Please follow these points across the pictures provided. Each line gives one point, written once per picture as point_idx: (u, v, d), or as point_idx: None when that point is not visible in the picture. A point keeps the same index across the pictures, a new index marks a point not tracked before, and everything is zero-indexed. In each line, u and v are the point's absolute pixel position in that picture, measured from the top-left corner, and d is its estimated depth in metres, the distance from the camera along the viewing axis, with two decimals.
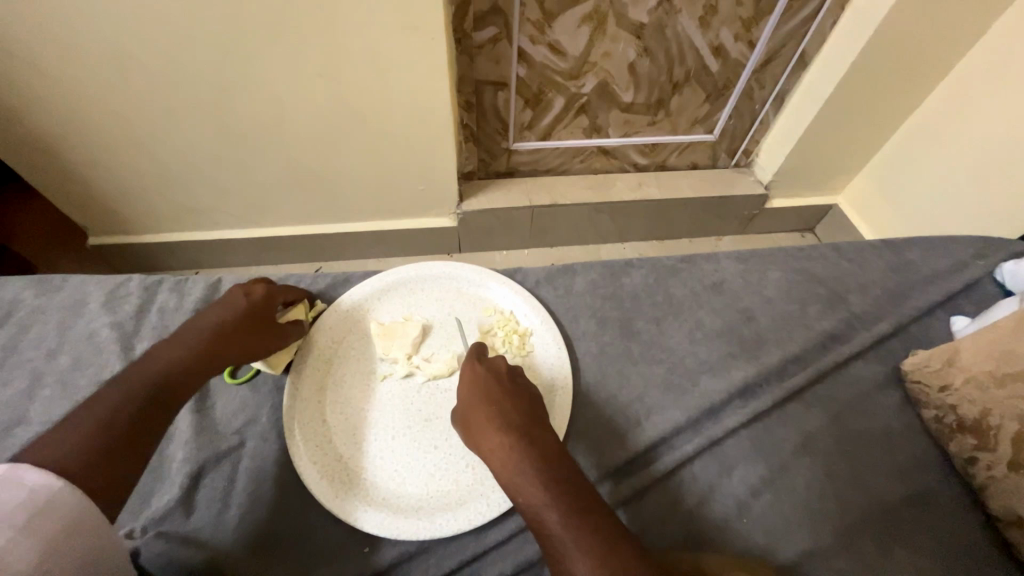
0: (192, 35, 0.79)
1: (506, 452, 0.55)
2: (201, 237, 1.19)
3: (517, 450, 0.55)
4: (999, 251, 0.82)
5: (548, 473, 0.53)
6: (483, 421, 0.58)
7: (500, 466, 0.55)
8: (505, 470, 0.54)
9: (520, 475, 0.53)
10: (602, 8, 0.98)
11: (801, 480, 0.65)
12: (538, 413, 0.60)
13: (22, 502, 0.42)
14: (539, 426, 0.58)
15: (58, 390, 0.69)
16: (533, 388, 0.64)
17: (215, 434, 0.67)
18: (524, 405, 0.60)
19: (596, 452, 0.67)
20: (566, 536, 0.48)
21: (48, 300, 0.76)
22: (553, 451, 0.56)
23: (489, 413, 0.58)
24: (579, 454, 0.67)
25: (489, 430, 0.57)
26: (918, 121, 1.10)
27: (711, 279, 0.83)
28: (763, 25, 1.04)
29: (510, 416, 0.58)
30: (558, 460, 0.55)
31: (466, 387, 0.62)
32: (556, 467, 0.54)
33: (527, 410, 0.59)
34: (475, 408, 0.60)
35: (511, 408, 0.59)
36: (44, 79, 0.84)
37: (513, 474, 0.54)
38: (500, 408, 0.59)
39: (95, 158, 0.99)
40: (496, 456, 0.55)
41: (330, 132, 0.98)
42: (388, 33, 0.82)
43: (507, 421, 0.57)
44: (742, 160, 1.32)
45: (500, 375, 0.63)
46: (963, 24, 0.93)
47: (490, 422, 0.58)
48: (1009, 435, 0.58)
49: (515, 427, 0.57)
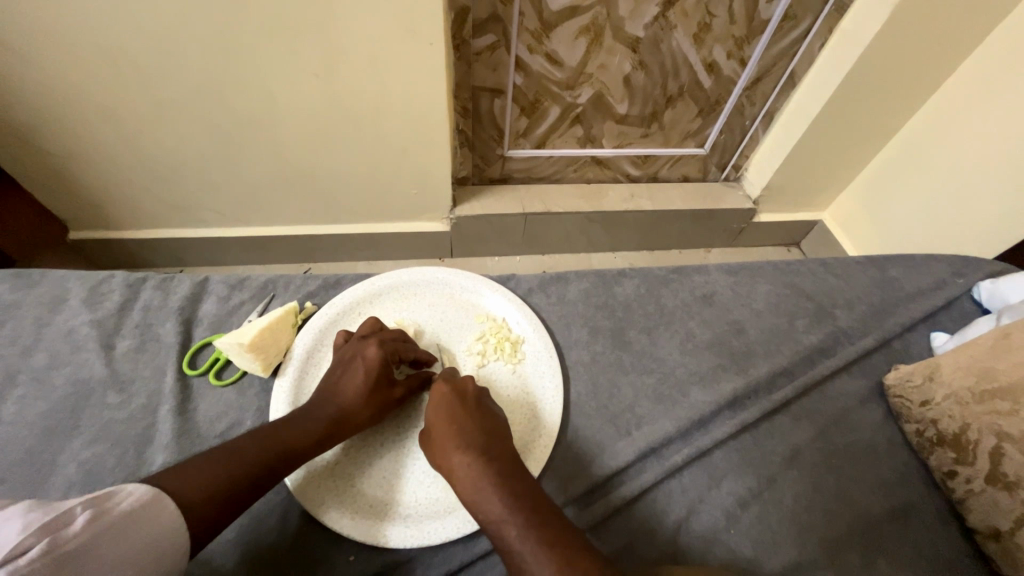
0: (187, 30, 0.79)
1: (466, 469, 0.54)
2: (187, 234, 1.17)
3: (479, 468, 0.54)
4: (977, 270, 0.85)
5: (508, 488, 0.53)
6: (445, 438, 0.57)
7: (460, 484, 0.54)
8: (467, 486, 0.54)
9: (480, 492, 0.53)
10: (599, 21, 1.00)
11: (788, 492, 0.66)
12: (499, 430, 0.59)
13: (127, 512, 0.45)
14: (500, 442, 0.58)
15: (33, 389, 0.66)
16: (495, 406, 0.63)
17: (196, 438, 0.65)
18: (484, 421, 0.59)
19: (575, 469, 0.66)
20: (525, 549, 0.48)
21: (25, 294, 0.74)
22: (513, 466, 0.56)
23: (450, 430, 0.58)
24: (557, 473, 0.66)
25: (450, 448, 0.56)
26: (900, 142, 1.14)
27: (701, 290, 0.84)
28: (755, 43, 1.07)
29: (471, 433, 0.57)
30: (519, 476, 0.55)
31: (429, 407, 0.61)
32: (515, 482, 0.54)
33: (490, 428, 0.59)
34: (436, 425, 0.59)
35: (472, 425, 0.58)
36: (29, 69, 0.82)
37: (473, 492, 0.53)
38: (461, 427, 0.58)
39: (79, 151, 0.96)
40: (458, 474, 0.55)
41: (325, 132, 0.97)
42: (389, 38, 0.83)
43: (468, 438, 0.57)
44: (732, 174, 1.34)
45: (464, 394, 0.62)
46: (946, 49, 0.96)
47: (451, 439, 0.57)
48: (987, 450, 0.60)
49: (476, 444, 0.56)
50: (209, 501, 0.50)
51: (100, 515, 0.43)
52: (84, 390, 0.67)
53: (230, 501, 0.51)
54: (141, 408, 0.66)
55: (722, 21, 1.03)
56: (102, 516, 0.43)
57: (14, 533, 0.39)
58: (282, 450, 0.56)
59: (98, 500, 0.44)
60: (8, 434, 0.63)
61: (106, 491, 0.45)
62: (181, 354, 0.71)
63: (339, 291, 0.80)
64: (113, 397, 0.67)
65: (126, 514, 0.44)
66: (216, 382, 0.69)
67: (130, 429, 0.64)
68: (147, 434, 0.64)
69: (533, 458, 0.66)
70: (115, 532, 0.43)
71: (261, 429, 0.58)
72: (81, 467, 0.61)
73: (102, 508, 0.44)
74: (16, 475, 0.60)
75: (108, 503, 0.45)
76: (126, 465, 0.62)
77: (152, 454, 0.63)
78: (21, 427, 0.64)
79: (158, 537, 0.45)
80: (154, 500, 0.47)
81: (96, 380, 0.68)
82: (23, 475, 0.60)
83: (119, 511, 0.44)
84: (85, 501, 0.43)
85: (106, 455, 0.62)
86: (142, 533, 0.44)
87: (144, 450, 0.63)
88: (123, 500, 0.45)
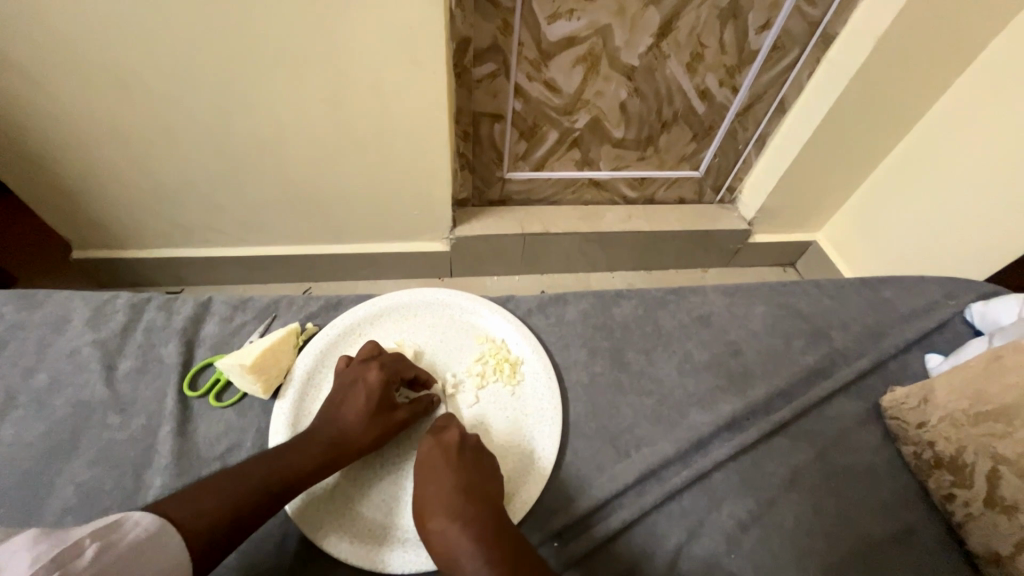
0: (201, 58, 0.82)
1: (445, 536, 0.54)
2: (189, 253, 1.18)
3: (455, 535, 0.54)
4: (969, 292, 0.86)
5: (484, 555, 0.52)
6: (426, 502, 0.58)
7: (440, 552, 0.54)
8: (446, 554, 0.54)
9: (459, 560, 0.53)
10: (596, 51, 1.04)
11: (788, 514, 0.66)
12: (481, 485, 0.59)
13: (134, 542, 0.45)
14: (481, 502, 0.57)
15: (33, 410, 0.67)
16: (486, 459, 0.63)
17: (196, 460, 0.65)
18: (466, 479, 0.59)
19: (568, 497, 0.66)
20: None
21: (30, 315, 0.74)
22: (494, 527, 0.55)
23: (431, 493, 0.58)
24: (541, 507, 0.65)
25: (429, 513, 0.57)
26: (889, 167, 1.17)
27: (698, 311, 0.85)
28: (746, 72, 1.11)
29: (450, 495, 0.57)
30: (500, 539, 0.54)
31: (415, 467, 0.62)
32: (493, 546, 0.53)
33: (469, 486, 0.58)
34: (421, 486, 0.59)
35: (451, 485, 0.58)
36: (46, 94, 0.85)
37: (452, 559, 0.53)
38: (442, 489, 0.58)
39: (88, 173, 0.99)
40: (437, 539, 0.55)
41: (329, 156, 1.00)
42: (393, 67, 0.87)
43: (447, 501, 0.57)
44: (727, 196, 1.37)
45: (447, 450, 0.62)
46: (928, 78, 1.01)
47: (430, 503, 0.57)
48: (984, 473, 0.60)
49: (455, 507, 0.56)
50: (210, 527, 0.50)
51: (108, 546, 0.44)
52: (85, 412, 0.67)
53: (230, 528, 0.51)
54: (141, 429, 0.66)
55: (713, 50, 1.07)
56: (109, 548, 0.44)
57: (23, 567, 0.39)
58: (285, 476, 0.57)
59: (105, 531, 0.44)
60: (8, 456, 0.63)
61: (114, 520, 0.46)
62: (183, 375, 0.71)
63: (341, 311, 0.81)
64: (113, 419, 0.67)
65: (132, 545, 0.45)
66: (216, 403, 0.69)
67: (129, 451, 0.64)
68: (145, 456, 0.64)
69: (520, 498, 0.65)
70: (123, 565, 0.43)
71: (267, 453, 0.58)
72: (80, 490, 0.61)
73: (110, 540, 0.44)
74: (15, 497, 0.60)
75: (115, 534, 0.45)
76: (123, 488, 0.62)
77: (151, 475, 0.63)
78: (20, 449, 0.64)
79: (164, 568, 0.46)
80: (160, 531, 0.47)
81: (97, 401, 0.68)
82: (21, 498, 0.60)
83: (126, 542, 0.45)
84: (93, 531, 0.44)
85: (104, 477, 0.62)
86: (148, 565, 0.45)
87: (143, 472, 0.63)
88: (130, 530, 0.45)
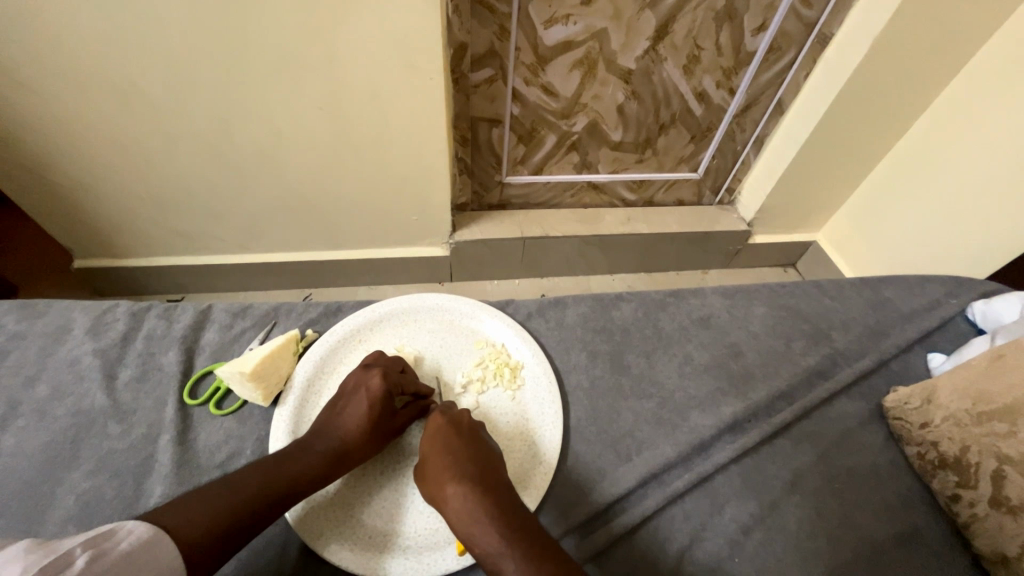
0: (198, 67, 0.83)
1: (461, 501, 0.54)
2: (189, 261, 1.18)
3: (472, 498, 0.54)
4: (971, 291, 0.86)
5: (503, 522, 0.52)
6: (438, 471, 0.58)
7: (455, 517, 0.54)
8: (461, 519, 0.54)
9: (476, 525, 0.53)
10: (592, 54, 1.04)
11: (792, 518, 0.65)
12: (491, 459, 0.60)
13: (124, 552, 0.45)
14: (492, 474, 0.58)
15: (34, 420, 0.67)
16: (490, 438, 0.64)
17: (195, 468, 0.64)
18: (479, 452, 0.60)
19: (572, 500, 0.65)
20: None
21: (30, 325, 0.74)
22: (508, 498, 0.56)
23: (443, 462, 0.58)
24: (553, 502, 0.65)
25: (443, 480, 0.56)
26: (890, 165, 1.17)
27: (699, 313, 0.85)
28: (742, 74, 1.11)
29: (463, 463, 0.57)
30: (514, 509, 0.54)
31: (425, 439, 0.61)
32: (509, 514, 0.53)
33: (482, 457, 0.59)
34: (433, 455, 0.59)
35: (465, 455, 0.59)
36: (46, 105, 0.86)
37: (469, 525, 0.53)
38: (455, 459, 0.58)
39: (87, 182, 0.99)
40: (451, 505, 0.55)
41: (327, 161, 1.00)
42: (391, 73, 0.87)
43: (460, 469, 0.57)
44: (726, 198, 1.37)
45: (459, 425, 0.62)
46: (925, 76, 1.01)
47: (445, 470, 0.57)
48: (989, 473, 0.60)
49: (469, 474, 0.56)
50: (208, 536, 0.50)
51: (99, 556, 0.44)
52: (85, 421, 0.67)
53: (227, 538, 0.51)
54: (141, 438, 0.66)
55: (710, 53, 1.07)
56: (101, 557, 0.44)
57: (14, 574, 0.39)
58: (287, 482, 0.57)
59: (98, 539, 0.45)
60: (9, 467, 0.63)
61: (108, 529, 0.46)
62: (182, 384, 0.71)
63: (340, 317, 0.81)
64: (114, 428, 0.67)
65: (124, 554, 0.45)
66: (216, 411, 0.69)
67: (130, 460, 0.64)
68: (146, 465, 0.64)
69: (529, 493, 0.65)
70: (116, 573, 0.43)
71: (265, 461, 0.58)
72: (79, 501, 0.61)
73: (101, 549, 0.44)
74: (14, 508, 0.60)
75: (108, 542, 0.45)
76: (124, 497, 0.62)
77: (151, 485, 0.63)
78: (21, 460, 0.64)
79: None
80: (153, 540, 0.47)
81: (97, 410, 0.68)
82: (21, 509, 0.60)
83: (118, 552, 0.44)
84: (84, 541, 0.44)
85: (105, 487, 0.62)
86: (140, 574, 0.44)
87: (143, 482, 0.63)
88: (122, 539, 0.45)
